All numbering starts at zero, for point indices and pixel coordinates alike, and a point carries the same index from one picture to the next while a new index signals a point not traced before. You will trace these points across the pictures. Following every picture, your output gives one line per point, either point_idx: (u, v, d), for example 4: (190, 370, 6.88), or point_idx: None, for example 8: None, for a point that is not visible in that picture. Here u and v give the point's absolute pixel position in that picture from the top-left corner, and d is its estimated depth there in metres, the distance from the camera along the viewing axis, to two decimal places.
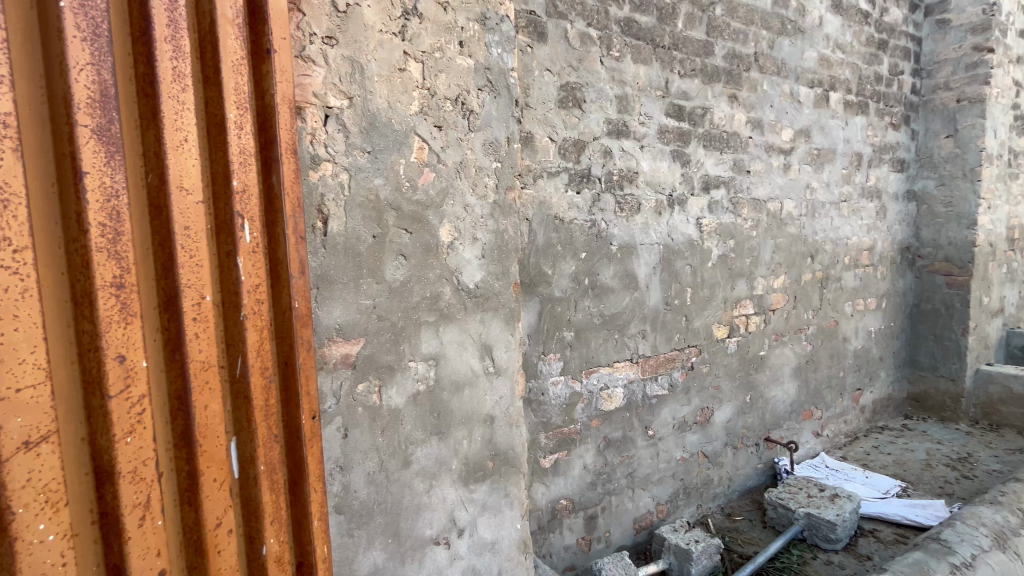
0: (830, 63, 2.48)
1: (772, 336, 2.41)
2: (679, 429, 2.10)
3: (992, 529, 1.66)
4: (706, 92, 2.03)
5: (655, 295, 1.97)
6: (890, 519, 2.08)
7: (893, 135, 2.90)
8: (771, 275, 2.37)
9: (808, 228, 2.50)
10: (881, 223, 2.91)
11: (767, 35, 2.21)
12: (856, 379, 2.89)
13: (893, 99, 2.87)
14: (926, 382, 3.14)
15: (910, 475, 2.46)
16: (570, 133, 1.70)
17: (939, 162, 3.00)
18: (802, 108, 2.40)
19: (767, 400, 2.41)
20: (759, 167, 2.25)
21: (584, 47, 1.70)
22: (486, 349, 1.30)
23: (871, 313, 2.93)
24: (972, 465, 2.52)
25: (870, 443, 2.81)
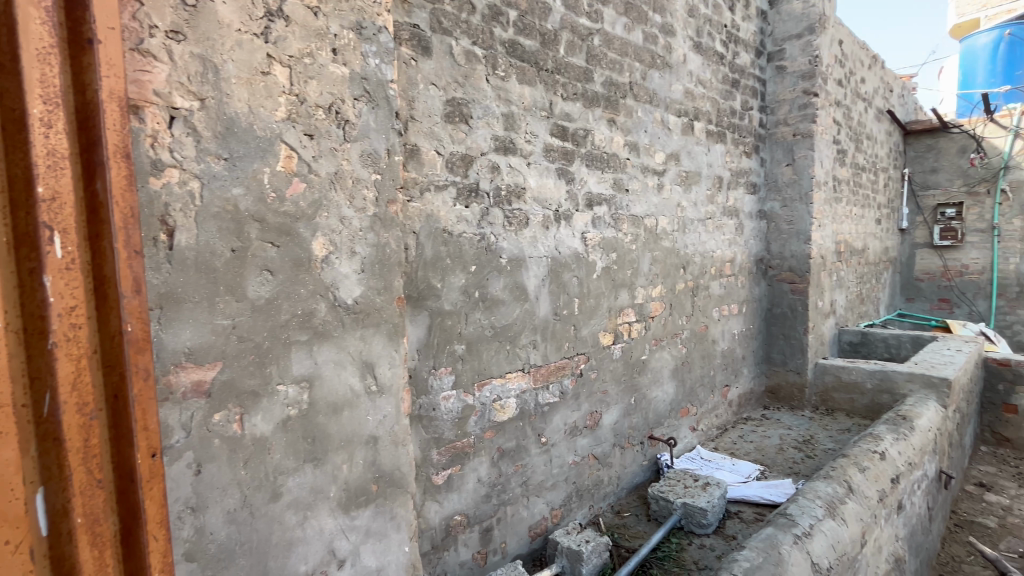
0: (693, 96, 2.79)
1: (652, 341, 2.62)
2: (570, 434, 2.19)
3: (825, 500, 1.94)
4: (587, 114, 2.18)
5: (545, 306, 2.04)
6: (751, 500, 2.34)
7: (747, 162, 3.34)
8: (650, 285, 2.58)
9: (680, 242, 2.77)
10: (739, 238, 3.31)
11: (640, 66, 2.43)
12: (724, 377, 3.24)
13: (745, 131, 3.30)
14: (779, 376, 3.61)
15: (767, 459, 2.81)
16: (457, 147, 1.71)
17: (782, 186, 3.50)
18: (671, 134, 2.66)
19: (649, 401, 2.61)
20: (636, 186, 2.45)
21: (470, 64, 1.73)
22: (368, 367, 1.25)
23: (734, 317, 3.31)
24: (814, 446, 2.94)
25: (736, 433, 3.16)
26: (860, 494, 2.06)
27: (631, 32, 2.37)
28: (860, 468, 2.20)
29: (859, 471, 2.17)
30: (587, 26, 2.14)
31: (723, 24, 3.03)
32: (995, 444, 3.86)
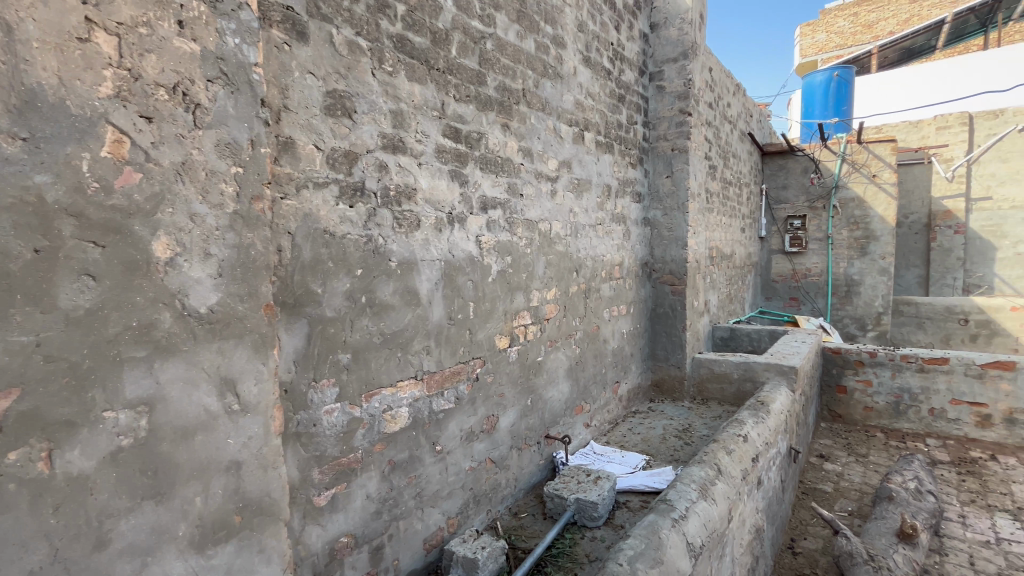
0: (583, 107, 2.93)
1: (547, 342, 2.68)
2: (466, 440, 2.16)
3: (699, 483, 2.13)
4: (481, 118, 2.18)
5: (439, 310, 1.99)
6: (637, 489, 2.49)
7: (632, 172, 3.59)
8: (545, 288, 2.65)
9: (572, 246, 2.88)
10: (627, 243, 3.54)
11: (533, 74, 2.49)
12: (614, 374, 3.43)
13: (631, 143, 3.54)
14: (663, 370, 3.92)
15: (652, 449, 3.02)
16: (339, 143, 1.61)
17: (663, 196, 3.81)
18: (563, 142, 2.76)
19: (545, 401, 2.67)
20: (530, 191, 2.50)
21: (354, 55, 1.63)
22: (227, 384, 1.10)
23: (623, 317, 3.53)
24: (691, 433, 3.22)
25: (625, 427, 3.37)
26: (728, 475, 2.29)
27: (523, 40, 2.41)
28: (728, 450, 2.44)
29: (726, 454, 2.41)
30: (480, 29, 2.14)
31: (610, 42, 3.22)
32: (831, 419, 4.56)
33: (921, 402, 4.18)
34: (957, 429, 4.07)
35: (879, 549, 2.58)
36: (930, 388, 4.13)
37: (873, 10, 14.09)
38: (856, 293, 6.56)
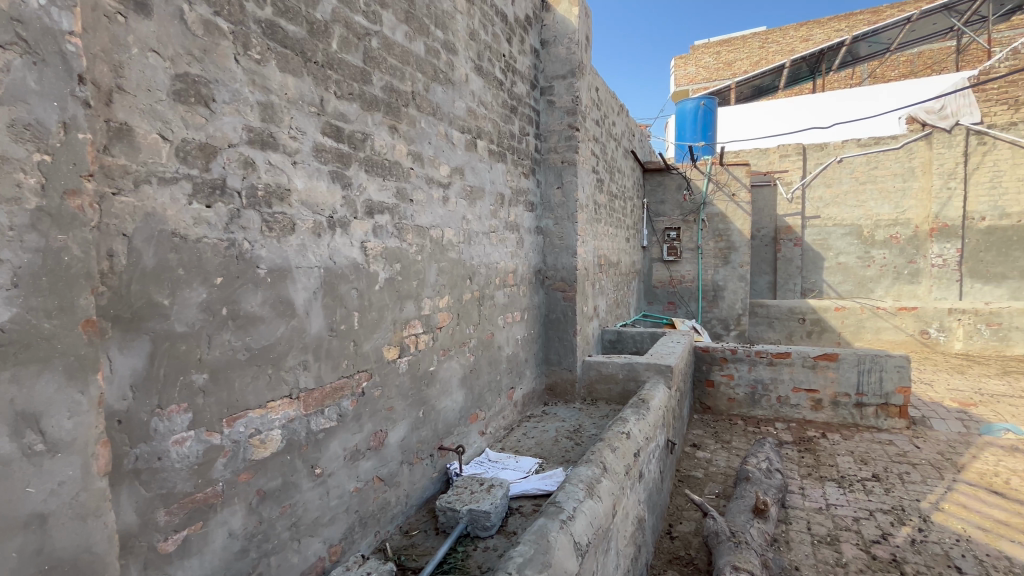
0: (475, 115, 2.94)
1: (440, 351, 2.63)
2: (351, 459, 2.02)
3: (585, 482, 2.22)
4: (366, 118, 2.07)
5: (318, 322, 1.85)
6: (530, 493, 2.53)
7: (525, 182, 3.68)
8: (437, 296, 2.59)
9: (465, 254, 2.87)
10: (520, 251, 3.61)
11: (422, 78, 2.43)
12: (509, 380, 3.47)
13: (523, 153, 3.64)
14: (556, 374, 4.06)
15: (545, 452, 3.10)
16: (194, 134, 1.42)
17: (554, 206, 3.96)
18: (455, 149, 2.74)
19: (438, 412, 2.61)
20: (421, 197, 2.44)
21: (211, 37, 1.45)
22: (28, 420, 0.92)
23: (517, 323, 3.59)
24: (580, 433, 3.37)
25: (520, 432, 3.42)
26: (612, 471, 2.42)
27: (412, 41, 2.35)
28: (612, 448, 2.58)
29: (611, 451, 2.55)
30: (364, 25, 2.04)
31: (501, 54, 3.28)
32: (702, 411, 5.07)
33: (771, 391, 4.83)
34: (797, 413, 4.76)
35: (739, 525, 2.91)
36: (777, 378, 4.79)
37: (732, 51, 16.21)
38: (721, 297, 7.40)
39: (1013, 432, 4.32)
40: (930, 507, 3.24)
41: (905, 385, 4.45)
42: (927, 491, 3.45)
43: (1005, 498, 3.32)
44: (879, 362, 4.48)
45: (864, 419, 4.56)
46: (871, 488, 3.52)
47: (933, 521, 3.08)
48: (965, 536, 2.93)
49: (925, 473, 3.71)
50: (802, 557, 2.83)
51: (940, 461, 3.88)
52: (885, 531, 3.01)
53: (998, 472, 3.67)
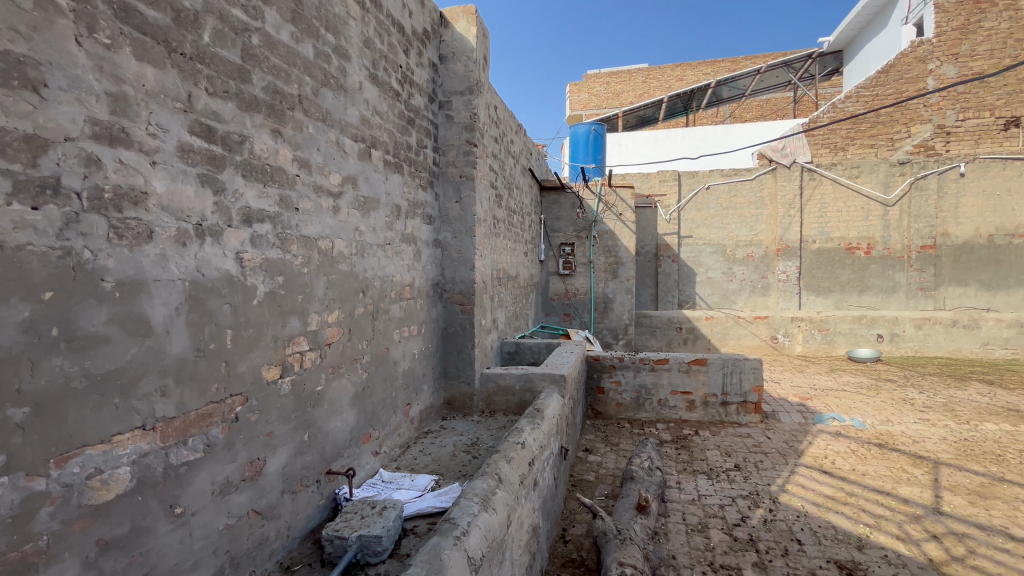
0: (369, 123, 2.87)
1: (328, 369, 2.48)
2: (221, 494, 1.81)
3: (481, 496, 2.23)
4: (244, 119, 1.92)
5: (181, 341, 1.65)
6: (424, 512, 2.46)
7: (422, 195, 3.66)
8: (325, 310, 2.45)
9: (358, 266, 2.76)
10: (417, 263, 3.56)
11: (310, 82, 2.31)
12: (405, 396, 3.38)
13: (420, 165, 3.61)
14: (454, 388, 4.03)
15: (442, 468, 3.05)
16: (17, 122, 1.21)
17: (452, 220, 3.98)
18: (347, 157, 2.64)
19: (325, 434, 2.45)
20: (307, 206, 2.30)
21: (44, 12, 1.25)
22: None
23: (414, 337, 3.52)
24: (478, 446, 3.37)
25: (417, 449, 3.33)
26: (507, 481, 2.46)
27: (299, 43, 2.23)
28: (507, 458, 2.62)
29: (506, 462, 2.59)
30: (243, 20, 1.90)
31: (398, 64, 3.25)
32: (594, 416, 5.37)
33: (653, 395, 5.28)
34: (675, 413, 5.24)
35: (625, 523, 3.11)
36: (658, 382, 5.26)
37: (620, 83, 17.74)
38: (611, 308, 7.94)
39: (837, 420, 5.18)
40: (778, 489, 3.76)
41: (759, 384, 5.14)
42: (776, 476, 3.99)
43: (832, 476, 3.96)
44: (739, 364, 5.12)
45: (728, 416, 5.16)
46: (733, 477, 3.99)
47: (780, 502, 3.58)
48: (803, 512, 3.44)
49: (774, 460, 4.29)
50: (678, 545, 3.11)
51: (786, 449, 4.52)
52: (744, 514, 3.42)
53: (827, 455, 4.37)
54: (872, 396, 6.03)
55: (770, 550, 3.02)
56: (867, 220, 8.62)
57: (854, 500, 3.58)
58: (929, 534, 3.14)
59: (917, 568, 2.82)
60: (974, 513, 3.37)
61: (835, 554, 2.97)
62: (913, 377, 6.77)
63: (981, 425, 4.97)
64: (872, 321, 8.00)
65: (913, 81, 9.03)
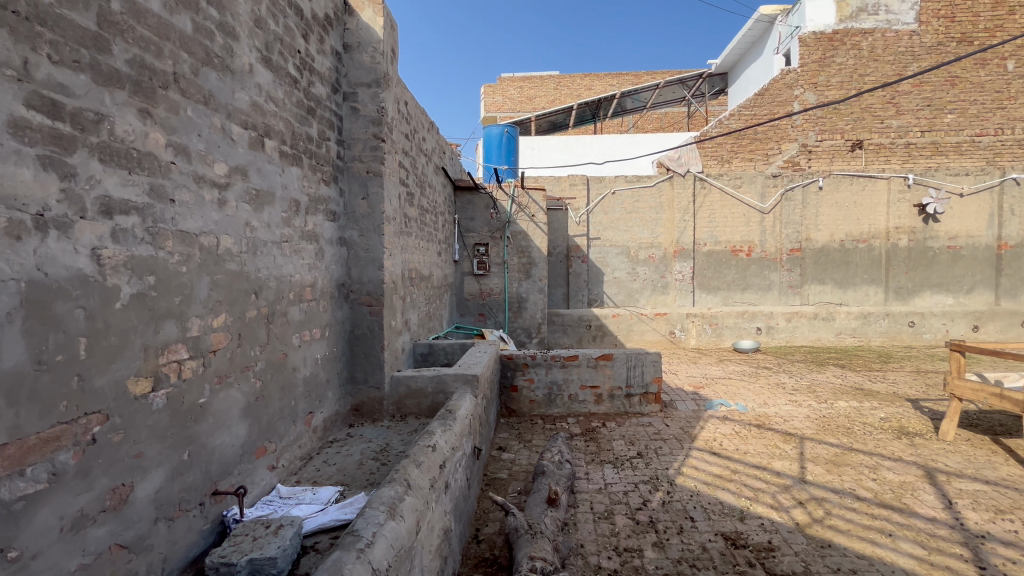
0: (262, 110, 2.64)
1: (213, 379, 2.25)
2: (75, 527, 1.56)
3: (387, 504, 2.14)
4: (101, 95, 1.67)
5: (16, 353, 1.39)
6: (327, 526, 2.31)
7: (325, 190, 3.45)
8: (209, 314, 2.21)
9: (249, 265, 2.53)
10: (319, 262, 3.35)
11: (189, 59, 2.08)
12: (306, 405, 3.16)
13: (322, 159, 3.41)
14: (362, 393, 3.85)
15: (348, 478, 2.89)
16: None
17: (358, 217, 3.79)
18: (235, 146, 2.41)
19: (211, 451, 2.21)
20: (186, 198, 2.06)
21: None
22: None
23: (316, 342, 3.31)
24: (387, 452, 3.25)
25: (320, 460, 3.14)
26: (417, 487, 2.40)
27: (174, 14, 1.99)
28: (417, 463, 2.55)
29: (415, 466, 2.52)
30: None
31: (295, 49, 3.03)
32: (508, 415, 5.45)
33: (564, 390, 5.47)
34: (585, 407, 5.47)
35: (535, 517, 3.17)
36: (568, 378, 5.46)
37: (532, 88, 18.18)
38: (524, 307, 8.10)
39: (724, 406, 5.72)
40: (674, 472, 4.07)
41: (659, 375, 5.53)
42: (673, 460, 4.32)
43: (720, 457, 4.37)
44: (641, 358, 5.47)
45: (632, 407, 5.49)
46: (636, 464, 4.25)
47: (676, 483, 3.87)
48: (696, 491, 3.76)
49: (671, 445, 4.64)
50: (586, 534, 3.24)
51: (681, 434, 4.90)
52: (645, 498, 3.66)
53: (716, 437, 4.81)
54: (752, 382, 6.77)
55: (667, 529, 3.26)
56: (747, 225, 9.66)
57: (737, 477, 3.98)
58: (796, 501, 3.58)
59: (787, 532, 3.19)
60: (830, 479, 3.90)
61: (721, 526, 3.27)
62: (784, 364, 7.72)
63: (835, 403, 5.78)
64: (753, 316, 9.00)
65: (783, 104, 10.30)
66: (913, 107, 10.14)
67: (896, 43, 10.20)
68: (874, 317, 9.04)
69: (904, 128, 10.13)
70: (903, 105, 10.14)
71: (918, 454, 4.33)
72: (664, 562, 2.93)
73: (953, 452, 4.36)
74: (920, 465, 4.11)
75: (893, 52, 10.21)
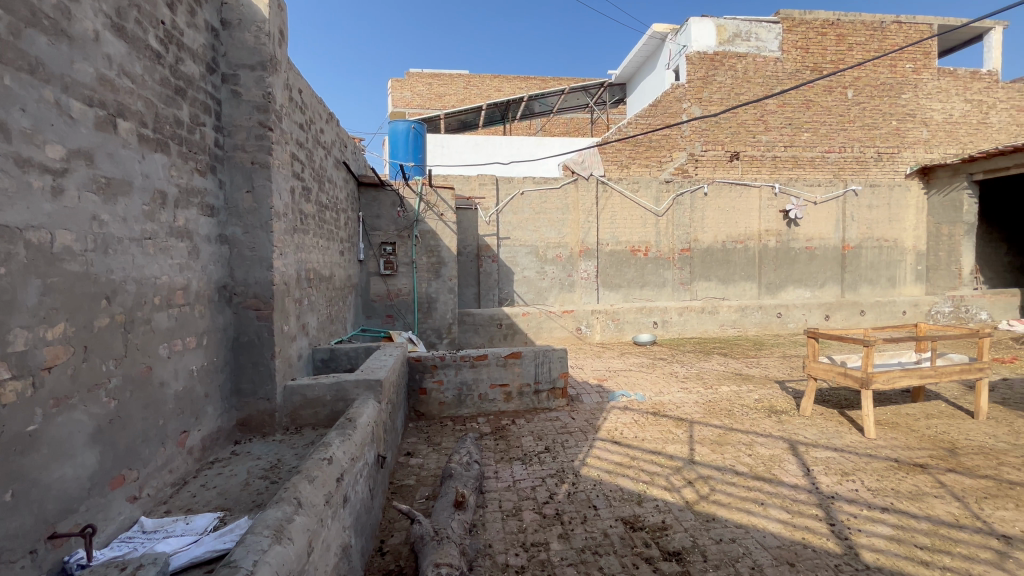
0: (114, 86, 2.29)
1: (50, 402, 1.90)
2: None
3: (273, 527, 1.94)
4: None
5: None
6: (200, 558, 2.03)
7: (199, 181, 3.08)
8: (41, 325, 1.86)
9: (99, 265, 2.17)
10: (193, 262, 2.98)
11: (8, 18, 1.73)
12: (178, 423, 2.79)
13: (195, 146, 3.03)
14: (249, 406, 3.50)
15: (230, 501, 2.60)
16: None
17: (242, 213, 3.43)
18: (76, 125, 2.06)
19: (46, 486, 1.86)
20: (5, 184, 1.71)
21: None
22: None
23: (191, 352, 2.94)
24: (279, 469, 2.99)
25: (197, 483, 2.79)
26: (309, 504, 2.21)
27: None
28: (310, 478, 2.36)
29: (308, 482, 2.33)
30: None
31: (158, 19, 2.67)
32: (417, 418, 5.30)
33: (473, 390, 5.44)
34: (494, 405, 5.49)
35: (442, 522, 3.10)
36: (478, 377, 5.44)
37: (441, 85, 17.94)
38: (434, 308, 7.95)
39: (625, 396, 6.07)
40: (579, 464, 4.23)
41: (565, 370, 5.70)
42: (578, 452, 4.48)
43: (621, 445, 4.61)
44: (548, 355, 5.61)
45: (540, 403, 5.61)
46: (543, 458, 4.35)
47: (580, 474, 4.02)
48: (598, 480, 3.93)
49: (576, 437, 4.81)
50: (494, 533, 3.23)
51: (586, 426, 5.10)
52: (552, 491, 3.75)
53: (618, 427, 5.08)
54: (650, 372, 7.27)
55: (571, 520, 3.36)
56: (644, 227, 10.37)
57: (635, 463, 4.22)
58: (686, 481, 3.89)
59: (677, 510, 3.45)
60: (715, 458, 4.29)
61: (621, 511, 3.45)
62: (677, 354, 8.40)
63: (719, 388, 6.40)
64: (650, 311, 9.69)
65: (673, 116, 11.19)
66: (778, 125, 11.54)
67: (765, 67, 11.52)
68: (750, 310, 10.18)
69: (771, 142, 11.49)
70: (770, 122, 11.50)
71: (784, 429, 4.93)
72: (569, 552, 3.01)
73: (811, 425, 5.03)
74: (785, 439, 4.67)
75: (762, 75, 11.52)
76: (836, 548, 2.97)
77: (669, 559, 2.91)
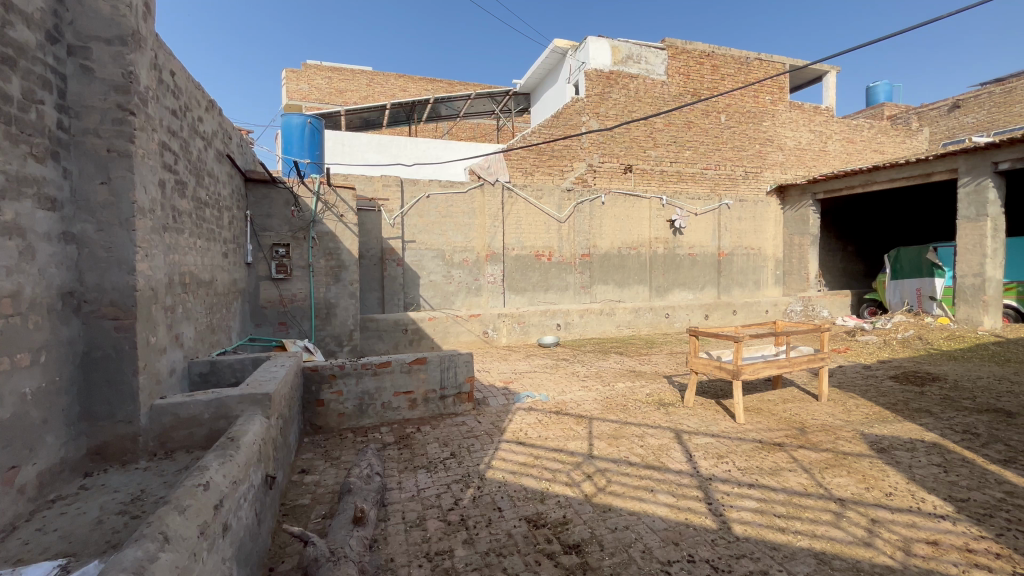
0: None
1: None
2: None
3: (130, 569, 1.69)
4: None
5: None
6: None
7: (36, 168, 2.61)
8: None
9: None
10: (26, 264, 2.52)
11: None
12: (4, 458, 2.33)
13: (28, 127, 2.57)
14: (104, 431, 3.02)
15: (76, 545, 2.22)
16: None
17: (95, 207, 2.96)
18: None
19: None
20: None
21: None
22: None
23: (22, 370, 2.47)
24: (142, 501, 2.61)
25: (32, 527, 2.34)
26: (178, 539, 1.95)
27: None
28: (180, 509, 2.09)
29: (178, 513, 2.06)
30: None
31: None
32: (313, 433, 4.97)
33: (376, 399, 5.23)
34: (398, 414, 5.32)
35: (339, 541, 2.92)
36: (381, 386, 5.24)
37: (342, 80, 17.14)
38: (334, 314, 7.52)
39: (530, 397, 6.22)
40: (485, 467, 4.25)
41: (471, 374, 5.70)
42: (484, 455, 4.50)
43: (525, 445, 4.72)
44: (454, 359, 5.56)
45: (447, 408, 5.55)
46: (448, 464, 4.30)
47: (486, 477, 4.04)
48: (503, 481, 3.98)
49: (482, 441, 4.82)
50: (396, 546, 3.12)
51: (492, 429, 5.14)
52: (456, 497, 3.72)
53: (522, 428, 5.18)
54: (553, 373, 7.54)
55: (476, 524, 3.36)
56: (548, 232, 10.74)
57: (538, 462, 4.34)
58: (585, 475, 4.08)
59: (577, 504, 3.61)
60: (612, 451, 4.56)
61: (524, 510, 3.53)
62: (578, 355, 8.82)
63: (616, 385, 6.82)
64: (553, 313, 10.05)
65: (573, 127, 11.75)
66: (665, 142, 12.65)
67: (653, 89, 12.58)
68: (642, 311, 10.99)
69: (660, 158, 12.56)
70: (659, 139, 12.57)
71: (671, 419, 5.38)
72: (473, 557, 3.00)
73: (693, 414, 5.56)
74: (672, 429, 5.11)
75: (651, 95, 12.57)
76: (711, 524, 3.31)
77: (569, 552, 3.03)
